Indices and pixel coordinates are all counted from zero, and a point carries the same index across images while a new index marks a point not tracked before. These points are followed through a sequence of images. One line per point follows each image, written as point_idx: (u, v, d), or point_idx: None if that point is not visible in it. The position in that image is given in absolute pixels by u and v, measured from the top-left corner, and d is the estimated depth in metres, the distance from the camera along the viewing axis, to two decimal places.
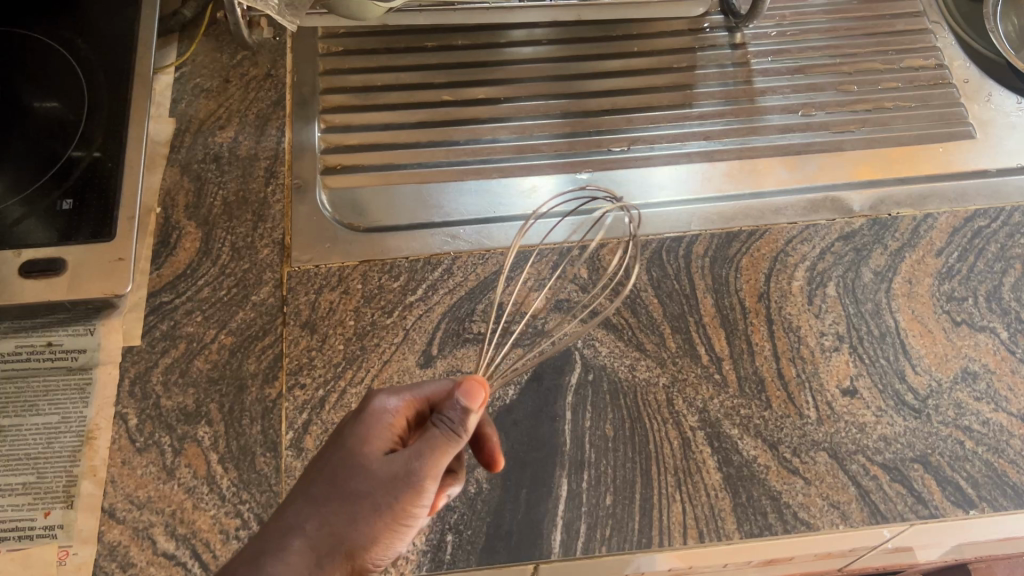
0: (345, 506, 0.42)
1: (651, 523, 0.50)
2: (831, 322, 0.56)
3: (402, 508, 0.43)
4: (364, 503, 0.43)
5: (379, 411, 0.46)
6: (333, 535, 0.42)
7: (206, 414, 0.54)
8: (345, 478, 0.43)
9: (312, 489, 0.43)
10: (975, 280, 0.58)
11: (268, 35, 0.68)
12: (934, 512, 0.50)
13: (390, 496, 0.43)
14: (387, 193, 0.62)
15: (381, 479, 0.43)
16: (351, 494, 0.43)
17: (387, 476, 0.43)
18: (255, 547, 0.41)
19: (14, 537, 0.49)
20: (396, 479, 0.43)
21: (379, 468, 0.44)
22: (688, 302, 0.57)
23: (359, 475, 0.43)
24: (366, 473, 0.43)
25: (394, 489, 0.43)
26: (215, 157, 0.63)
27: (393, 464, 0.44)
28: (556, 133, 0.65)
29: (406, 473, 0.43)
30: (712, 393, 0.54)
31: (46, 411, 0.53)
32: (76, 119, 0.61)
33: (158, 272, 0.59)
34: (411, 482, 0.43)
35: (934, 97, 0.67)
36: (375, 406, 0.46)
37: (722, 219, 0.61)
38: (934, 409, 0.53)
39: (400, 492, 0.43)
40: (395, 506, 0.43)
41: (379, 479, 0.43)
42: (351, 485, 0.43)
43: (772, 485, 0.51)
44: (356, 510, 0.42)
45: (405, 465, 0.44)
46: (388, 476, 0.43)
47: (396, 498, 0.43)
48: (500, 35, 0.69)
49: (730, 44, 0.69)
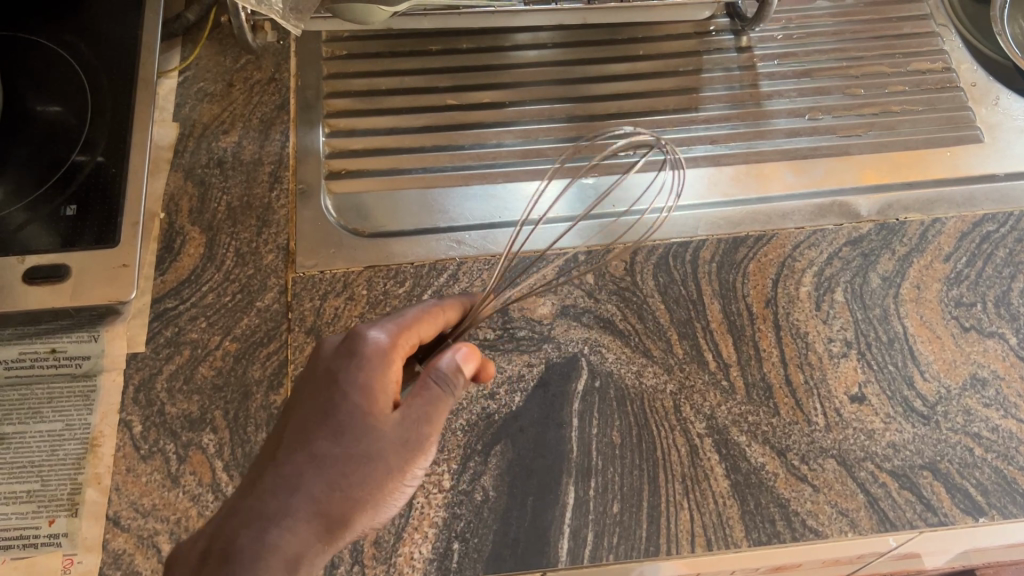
0: (356, 470, 0.42)
1: (659, 531, 0.50)
2: (839, 328, 0.56)
3: (411, 471, 0.44)
4: (375, 466, 0.42)
5: (383, 362, 0.45)
6: (342, 500, 0.41)
7: (211, 421, 0.53)
8: (355, 439, 0.43)
9: (318, 448, 0.42)
10: (984, 286, 0.58)
11: (272, 39, 0.68)
12: (943, 519, 0.50)
13: (400, 461, 0.43)
14: (392, 198, 0.62)
15: (393, 443, 0.43)
16: (362, 456, 0.42)
17: (398, 440, 0.44)
18: (256, 508, 0.40)
19: (19, 545, 0.49)
20: (408, 440, 0.44)
21: (391, 431, 0.44)
22: (695, 307, 0.57)
23: (369, 439, 0.43)
24: (376, 436, 0.43)
25: (405, 452, 0.44)
26: (219, 162, 0.63)
27: (405, 428, 0.44)
28: (561, 137, 0.64)
29: (415, 434, 0.44)
30: (720, 399, 0.54)
31: (50, 418, 0.53)
32: (80, 125, 0.61)
33: (162, 278, 0.58)
34: (422, 446, 0.45)
35: (942, 100, 0.66)
36: (378, 355, 0.45)
37: (729, 224, 0.61)
38: (943, 416, 0.53)
39: (411, 457, 0.44)
40: (405, 471, 0.44)
41: (390, 441, 0.43)
42: (361, 448, 0.43)
43: (781, 492, 0.51)
44: (367, 475, 0.42)
45: (415, 426, 0.44)
46: (399, 440, 0.44)
47: (407, 462, 0.44)
48: (505, 39, 0.68)
49: (736, 47, 0.68)
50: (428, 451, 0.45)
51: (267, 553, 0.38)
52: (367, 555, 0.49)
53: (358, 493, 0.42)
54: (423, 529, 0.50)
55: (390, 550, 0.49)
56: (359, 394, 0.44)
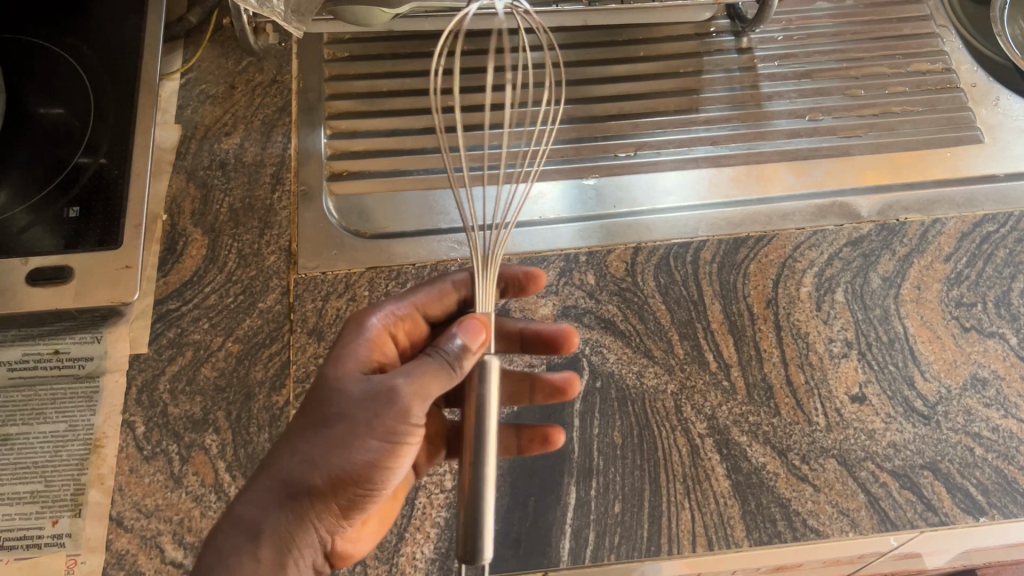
0: (316, 435, 0.44)
1: (660, 531, 0.50)
2: (839, 328, 0.56)
3: (375, 426, 0.43)
4: (335, 427, 0.44)
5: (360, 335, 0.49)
6: (301, 465, 0.43)
7: (214, 422, 0.54)
8: (318, 407, 0.45)
9: (292, 423, 0.46)
10: (984, 286, 0.58)
11: (273, 41, 0.68)
12: (944, 519, 0.50)
13: (362, 415, 0.43)
14: (393, 199, 0.62)
15: (355, 401, 0.44)
16: (324, 419, 0.44)
17: (362, 396, 0.44)
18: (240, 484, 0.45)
19: (22, 546, 0.50)
20: (374, 394, 0.44)
21: (353, 391, 0.45)
22: (696, 307, 0.57)
23: (329, 400, 0.45)
24: (335, 397, 0.45)
25: (371, 407, 0.44)
26: (221, 164, 0.63)
27: (367, 385, 0.45)
28: (562, 138, 0.64)
29: (387, 387, 0.44)
30: (721, 399, 0.54)
31: (53, 420, 0.53)
32: (83, 127, 0.61)
33: (164, 279, 0.58)
34: (390, 396, 0.44)
35: (942, 101, 0.66)
36: (357, 329, 0.50)
37: (730, 225, 0.61)
38: (944, 416, 0.53)
39: (374, 410, 0.44)
40: (371, 425, 0.43)
41: (355, 400, 0.44)
42: (319, 412, 0.44)
43: (782, 492, 0.51)
44: (322, 437, 0.44)
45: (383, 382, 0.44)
46: (362, 396, 0.44)
47: (366, 417, 0.43)
48: (505, 41, 0.69)
49: (736, 48, 0.68)
50: (397, 401, 0.43)
51: (230, 522, 0.43)
52: (369, 555, 0.49)
53: (315, 456, 0.43)
54: (425, 529, 0.50)
55: (392, 550, 0.50)
56: (331, 365, 0.47)
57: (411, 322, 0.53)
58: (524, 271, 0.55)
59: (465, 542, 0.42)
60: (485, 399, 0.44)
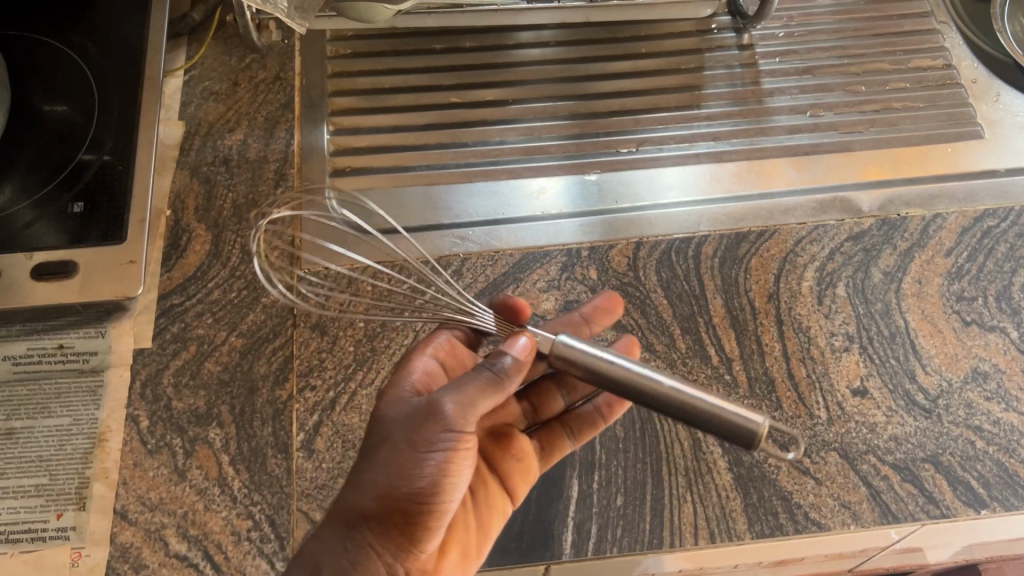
0: (367, 463, 0.45)
1: (662, 524, 0.50)
2: (841, 322, 0.56)
3: (416, 443, 0.44)
4: (382, 450, 0.45)
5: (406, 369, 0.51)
6: (355, 492, 0.45)
7: (218, 416, 0.54)
8: (372, 436, 0.47)
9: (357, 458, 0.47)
10: (985, 280, 0.58)
11: (277, 38, 0.68)
12: (945, 511, 0.50)
13: (403, 434, 0.45)
14: (396, 195, 0.62)
15: (398, 424, 0.46)
16: (374, 447, 0.46)
17: (404, 418, 0.45)
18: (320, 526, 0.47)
19: (26, 539, 0.50)
20: (415, 413, 0.45)
21: (398, 415, 0.46)
22: (698, 302, 0.57)
23: (381, 429, 0.46)
24: (384, 424, 0.46)
25: (410, 424, 0.45)
26: (224, 160, 0.63)
27: (409, 407, 0.46)
28: (564, 134, 0.65)
29: (427, 404, 0.45)
30: (722, 393, 0.54)
31: (58, 414, 0.53)
32: (87, 123, 0.61)
33: (168, 274, 0.59)
34: (428, 412, 0.44)
35: (943, 97, 0.67)
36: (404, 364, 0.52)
37: (731, 220, 0.61)
38: (945, 409, 0.53)
39: (414, 426, 0.44)
40: (412, 441, 0.44)
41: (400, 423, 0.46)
42: (371, 441, 0.46)
43: (783, 485, 0.51)
44: (372, 462, 0.45)
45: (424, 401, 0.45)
46: (405, 417, 0.45)
47: (407, 434, 0.44)
48: (508, 37, 0.69)
49: (738, 45, 0.69)
50: (434, 414, 0.44)
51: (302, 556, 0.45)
52: None
53: (366, 481, 0.44)
54: None
55: None
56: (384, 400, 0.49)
57: (445, 352, 0.55)
58: (506, 299, 0.54)
59: (732, 424, 0.41)
60: (590, 353, 0.45)
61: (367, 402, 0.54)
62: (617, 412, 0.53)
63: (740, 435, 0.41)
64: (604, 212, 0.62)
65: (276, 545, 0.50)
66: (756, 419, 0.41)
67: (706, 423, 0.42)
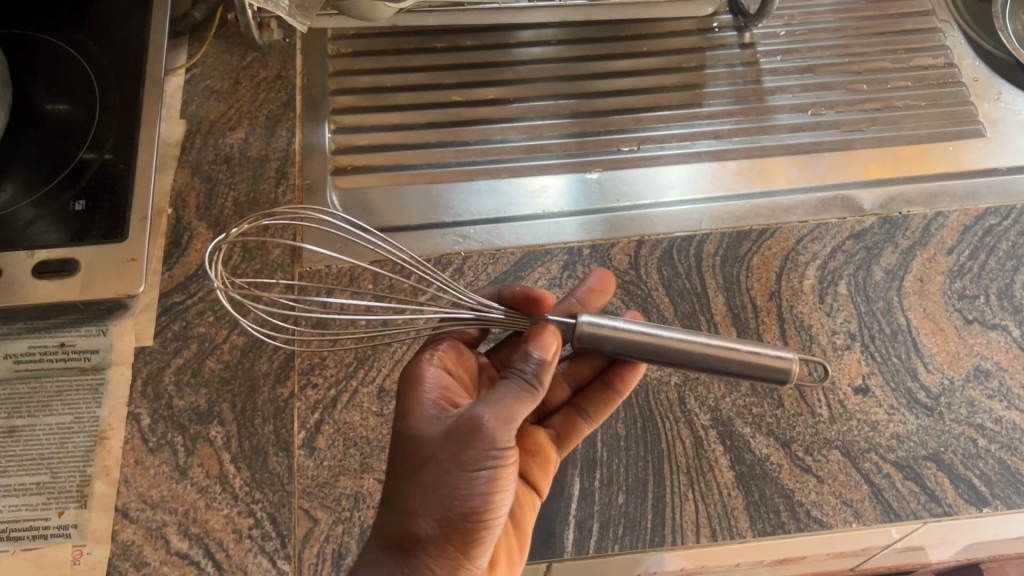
0: (410, 487, 0.44)
1: (664, 522, 0.50)
2: (843, 320, 0.56)
3: (464, 461, 0.43)
4: (426, 473, 0.44)
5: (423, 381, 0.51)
6: (404, 518, 0.44)
7: (219, 414, 0.54)
8: (408, 458, 0.46)
9: (390, 481, 0.46)
10: (987, 278, 0.58)
11: (278, 37, 0.68)
12: (947, 509, 0.50)
13: (448, 454, 0.44)
14: (397, 193, 0.62)
15: (438, 444, 0.45)
16: (415, 470, 0.45)
17: (445, 438, 0.45)
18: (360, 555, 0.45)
19: (27, 537, 0.50)
20: (455, 432, 0.45)
21: (437, 434, 0.46)
22: (700, 300, 0.57)
23: (418, 449, 0.46)
24: (421, 444, 0.46)
25: (454, 444, 0.44)
26: (225, 159, 0.63)
27: (446, 425, 0.46)
28: (565, 132, 0.65)
29: (467, 420, 0.44)
30: (724, 391, 0.54)
31: (59, 412, 0.53)
32: (89, 121, 0.61)
33: (170, 273, 0.59)
34: (471, 429, 0.44)
35: (944, 96, 0.66)
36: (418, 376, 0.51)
37: (733, 218, 0.61)
38: (947, 407, 0.53)
39: (459, 445, 0.44)
40: (459, 460, 0.43)
41: (440, 443, 0.45)
42: (408, 463, 0.45)
43: (785, 483, 0.51)
44: (418, 486, 0.44)
45: (463, 418, 0.45)
46: (445, 436, 0.45)
47: (451, 452, 0.44)
48: (509, 36, 0.69)
49: (739, 43, 0.69)
50: (478, 431, 0.44)
51: None
52: None
53: (415, 506, 0.44)
54: None
55: None
56: (411, 418, 0.48)
57: (450, 359, 0.55)
58: (523, 289, 0.54)
59: (773, 364, 0.44)
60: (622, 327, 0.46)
61: (369, 400, 0.54)
62: (630, 387, 0.53)
63: (779, 374, 0.45)
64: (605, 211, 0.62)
65: (278, 543, 0.50)
66: (787, 356, 0.44)
67: (748, 369, 0.45)
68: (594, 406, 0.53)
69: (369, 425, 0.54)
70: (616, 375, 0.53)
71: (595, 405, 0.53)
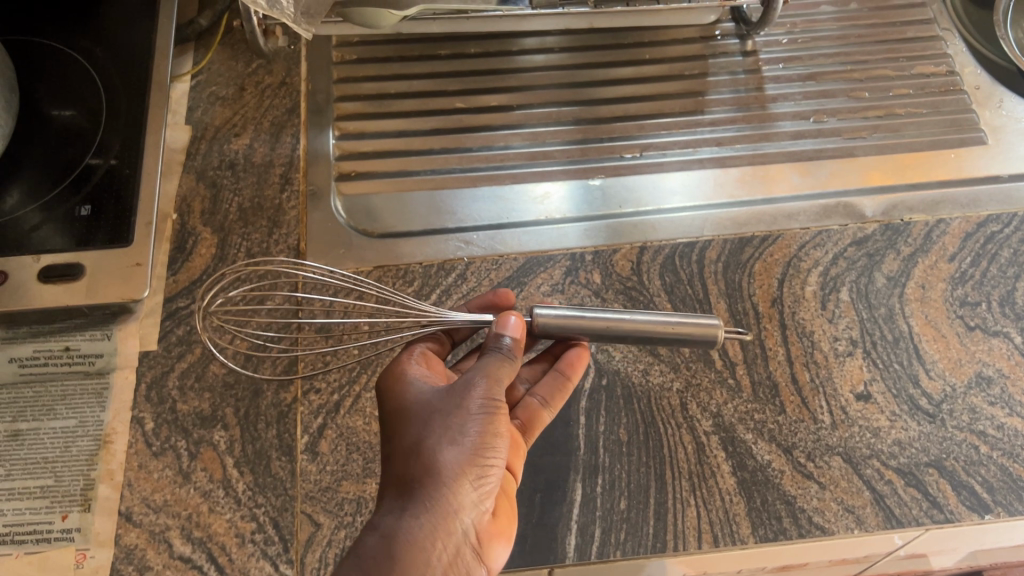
0: (416, 436, 0.46)
1: (665, 528, 0.50)
2: (845, 326, 0.57)
3: (466, 407, 0.46)
4: (432, 422, 0.46)
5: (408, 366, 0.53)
6: (415, 463, 0.45)
7: (223, 418, 0.54)
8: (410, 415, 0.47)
9: (392, 443, 0.47)
10: (989, 285, 0.58)
11: (283, 44, 0.69)
12: (950, 516, 0.50)
13: (450, 404, 0.47)
14: (401, 199, 0.62)
15: (439, 399, 0.48)
16: (419, 422, 0.47)
17: (444, 394, 0.48)
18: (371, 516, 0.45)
19: (31, 540, 0.50)
20: (453, 389, 0.48)
21: (436, 392, 0.48)
22: (702, 306, 0.57)
23: (420, 407, 0.47)
24: (421, 401, 0.48)
25: (455, 396, 0.47)
26: (230, 164, 0.64)
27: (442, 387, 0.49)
28: (568, 140, 0.65)
29: (463, 380, 0.48)
30: (726, 397, 0.54)
31: (63, 416, 0.54)
32: (96, 127, 0.62)
33: (174, 277, 0.59)
34: (468, 383, 0.47)
35: (946, 103, 0.67)
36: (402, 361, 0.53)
37: (735, 224, 0.61)
38: (949, 414, 0.53)
39: (460, 396, 0.47)
40: (461, 406, 0.46)
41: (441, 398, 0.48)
42: (410, 419, 0.47)
43: (787, 489, 0.51)
44: (426, 433, 0.46)
45: (459, 379, 0.48)
46: (445, 393, 0.48)
47: (454, 401, 0.47)
48: (512, 43, 0.69)
49: (741, 51, 0.69)
50: (474, 383, 0.47)
51: (373, 536, 0.42)
52: None
53: (424, 451, 0.45)
54: None
55: None
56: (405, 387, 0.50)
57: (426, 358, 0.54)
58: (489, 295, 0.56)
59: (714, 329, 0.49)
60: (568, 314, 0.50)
61: (372, 405, 0.55)
62: (579, 373, 0.54)
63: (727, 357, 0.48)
64: (609, 217, 0.62)
65: (280, 548, 0.50)
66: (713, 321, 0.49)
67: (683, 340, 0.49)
68: (550, 394, 0.53)
69: (371, 430, 0.54)
70: (563, 361, 0.54)
71: (553, 394, 0.53)
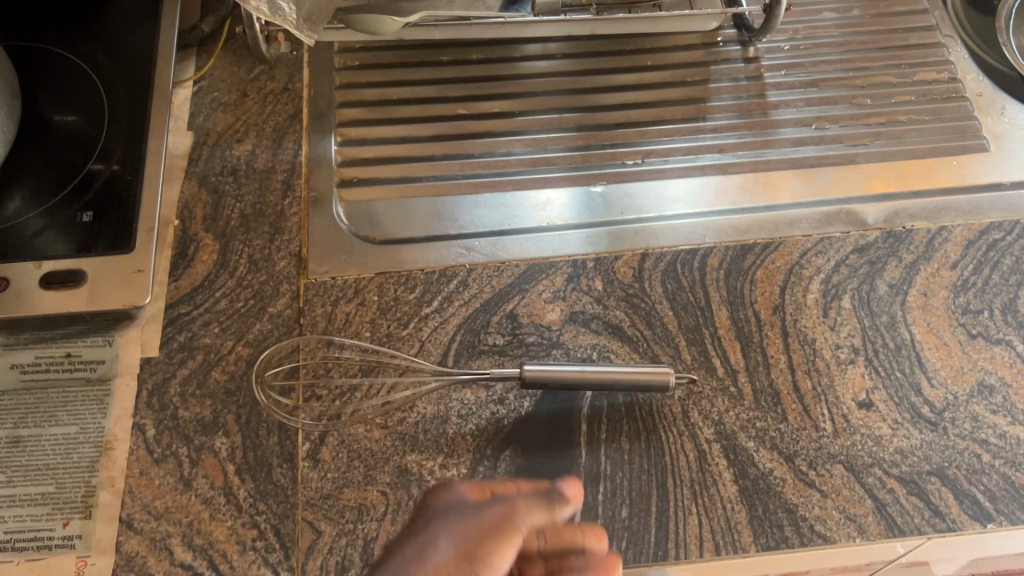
0: (430, 524, 0.44)
1: (667, 536, 0.50)
2: (847, 334, 0.57)
3: (487, 517, 0.44)
4: (453, 515, 0.44)
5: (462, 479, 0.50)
6: (416, 549, 0.42)
7: (224, 425, 0.54)
8: (438, 502, 0.46)
9: (408, 527, 0.45)
10: (991, 293, 0.58)
11: (285, 49, 0.69)
12: (952, 525, 0.50)
13: (476, 507, 0.44)
14: (402, 205, 0.62)
15: (471, 501, 0.45)
16: (443, 512, 0.45)
17: (478, 500, 0.45)
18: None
19: (32, 547, 0.50)
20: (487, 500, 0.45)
21: (472, 493, 0.46)
22: (704, 313, 0.57)
23: (449, 501, 0.45)
24: (453, 494, 0.46)
25: (484, 504, 0.45)
26: (232, 170, 0.64)
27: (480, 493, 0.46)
28: (570, 146, 0.65)
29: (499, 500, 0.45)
30: (728, 405, 0.54)
31: (65, 422, 0.54)
32: (98, 132, 0.62)
33: (176, 283, 0.59)
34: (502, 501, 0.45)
35: (948, 110, 0.67)
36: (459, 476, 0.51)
37: (737, 231, 0.61)
38: (951, 422, 0.53)
39: (488, 508, 0.44)
40: (485, 514, 0.44)
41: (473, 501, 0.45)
42: (436, 507, 0.45)
43: (789, 498, 0.51)
44: (439, 525, 0.44)
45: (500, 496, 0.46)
46: (480, 499, 0.45)
47: (481, 510, 0.44)
48: (514, 49, 0.69)
49: (743, 57, 0.69)
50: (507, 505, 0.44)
51: None
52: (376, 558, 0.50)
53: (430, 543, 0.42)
54: None
55: None
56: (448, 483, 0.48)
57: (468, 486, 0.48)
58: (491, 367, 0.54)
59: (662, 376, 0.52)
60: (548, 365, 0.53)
61: (373, 412, 0.54)
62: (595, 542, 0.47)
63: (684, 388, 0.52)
64: (611, 223, 0.62)
65: (281, 555, 0.50)
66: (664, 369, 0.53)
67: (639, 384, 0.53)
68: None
69: (372, 437, 0.54)
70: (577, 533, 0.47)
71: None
